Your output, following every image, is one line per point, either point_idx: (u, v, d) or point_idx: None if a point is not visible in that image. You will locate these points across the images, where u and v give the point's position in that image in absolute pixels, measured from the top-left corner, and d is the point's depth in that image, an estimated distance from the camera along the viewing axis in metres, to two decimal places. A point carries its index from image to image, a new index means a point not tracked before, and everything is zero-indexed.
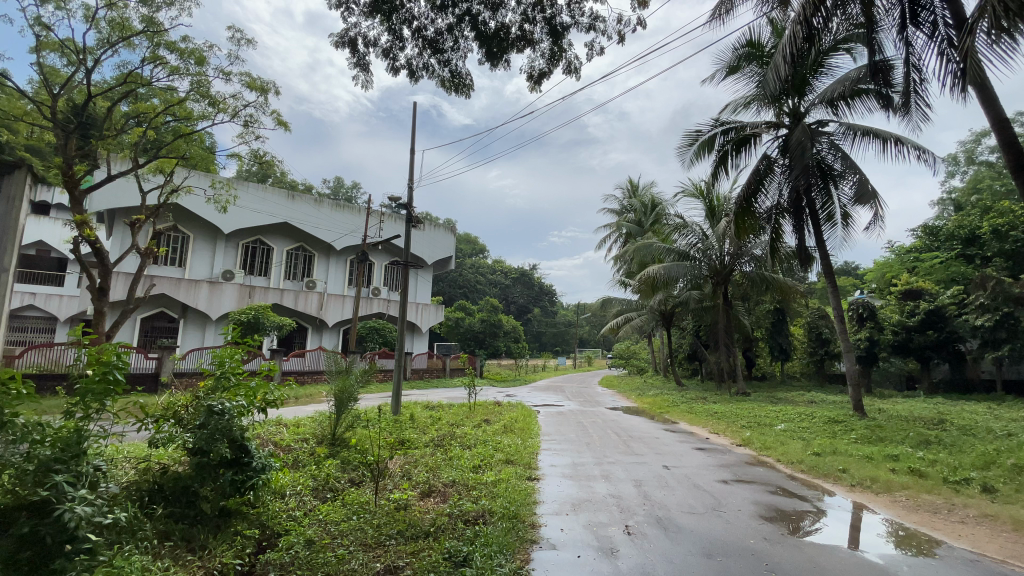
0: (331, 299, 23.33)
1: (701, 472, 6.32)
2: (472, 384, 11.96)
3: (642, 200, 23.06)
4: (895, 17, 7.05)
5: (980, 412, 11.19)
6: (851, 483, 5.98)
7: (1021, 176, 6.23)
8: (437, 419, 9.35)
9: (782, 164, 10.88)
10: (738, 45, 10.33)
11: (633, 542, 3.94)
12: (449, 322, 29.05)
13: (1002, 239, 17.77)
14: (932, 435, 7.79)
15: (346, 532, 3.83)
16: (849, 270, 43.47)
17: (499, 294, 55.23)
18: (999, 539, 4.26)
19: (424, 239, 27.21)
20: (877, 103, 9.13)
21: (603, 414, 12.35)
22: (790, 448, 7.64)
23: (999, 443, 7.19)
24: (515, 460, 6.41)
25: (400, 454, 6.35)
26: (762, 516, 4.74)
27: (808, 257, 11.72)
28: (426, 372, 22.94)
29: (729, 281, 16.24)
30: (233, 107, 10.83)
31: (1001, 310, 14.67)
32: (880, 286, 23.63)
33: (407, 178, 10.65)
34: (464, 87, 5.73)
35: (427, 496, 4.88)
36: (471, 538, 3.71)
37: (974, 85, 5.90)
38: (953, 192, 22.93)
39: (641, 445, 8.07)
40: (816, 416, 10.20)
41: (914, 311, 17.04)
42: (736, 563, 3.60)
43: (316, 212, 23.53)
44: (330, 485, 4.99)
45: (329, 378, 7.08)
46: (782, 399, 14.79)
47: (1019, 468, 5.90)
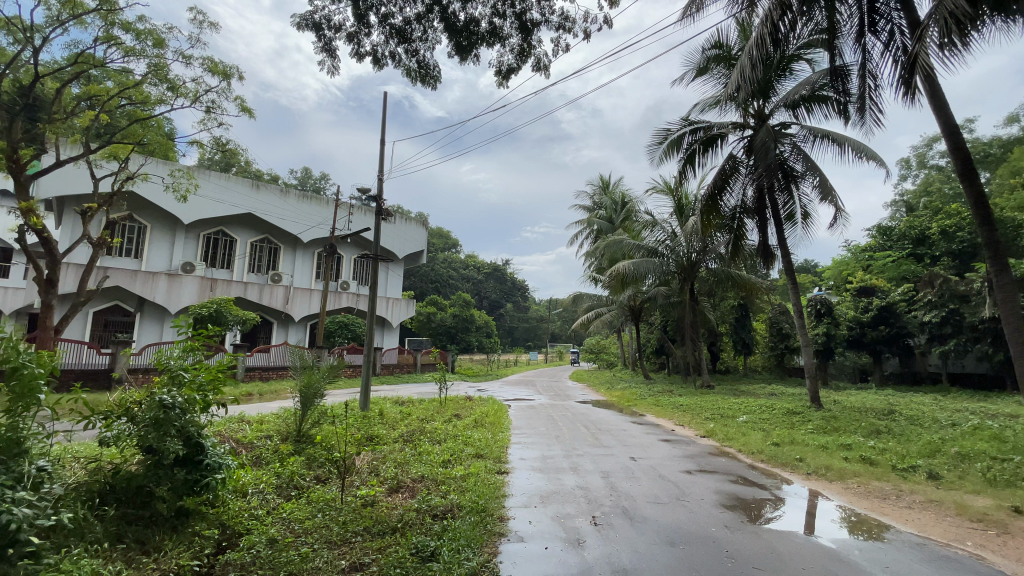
0: (298, 293, 22.71)
1: (666, 464, 6.47)
2: (443, 379, 11.86)
3: (612, 196, 23.33)
4: (855, 24, 7.34)
5: (925, 403, 11.85)
6: (807, 471, 6.24)
7: (966, 177, 6.63)
8: (406, 415, 9.23)
9: (747, 164, 11.15)
10: (707, 46, 10.52)
11: (600, 532, 4.00)
12: (421, 316, 28.81)
13: (949, 239, 18.80)
14: (882, 425, 8.21)
15: (311, 530, 3.77)
16: (808, 268, 45.28)
17: (472, 289, 54.99)
18: (944, 523, 4.51)
19: (394, 232, 26.78)
20: (835, 109, 9.51)
21: (573, 408, 12.50)
22: (751, 438, 7.92)
23: (943, 432, 7.64)
24: (485, 454, 6.40)
25: (368, 450, 6.26)
26: (723, 504, 4.90)
27: (770, 255, 12.12)
28: (396, 368, 22.68)
29: (695, 277, 16.63)
30: (193, 92, 10.36)
31: (947, 306, 15.54)
32: (837, 283, 24.67)
33: (377, 170, 10.45)
34: (431, 78, 5.66)
35: (395, 492, 4.83)
36: (439, 533, 3.69)
37: (927, 91, 6.22)
38: (904, 195, 24.13)
39: (609, 437, 8.20)
40: (775, 408, 10.58)
41: (867, 308, 17.80)
42: (698, 551, 3.71)
43: (282, 203, 22.86)
44: (295, 482, 4.89)
45: (294, 374, 6.90)
46: (745, 392, 15.28)
47: (961, 456, 6.29)
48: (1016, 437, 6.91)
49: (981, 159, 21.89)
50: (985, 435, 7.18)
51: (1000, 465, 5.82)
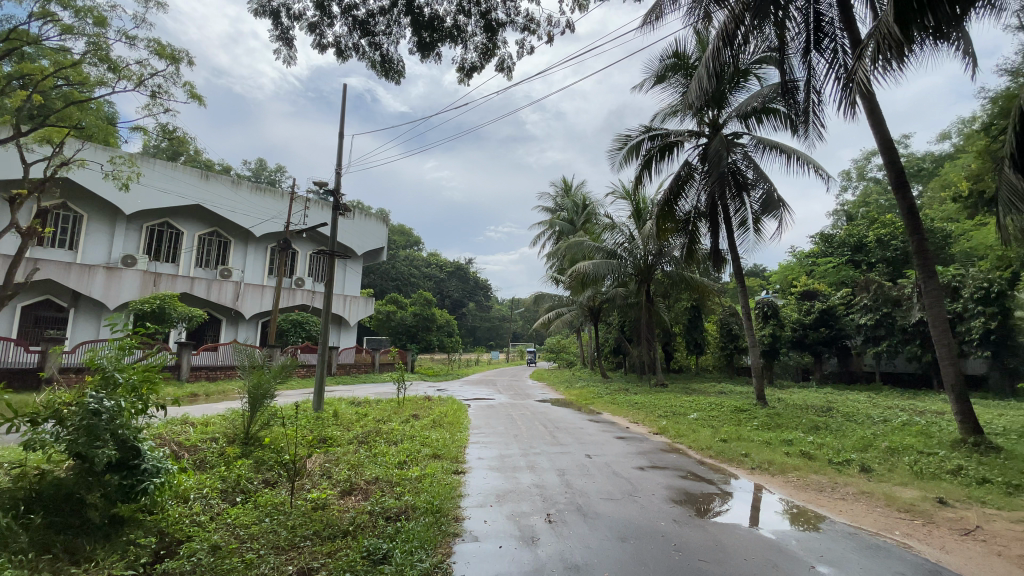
0: (248, 289, 21.84)
1: (620, 460, 6.63)
2: (400, 379, 11.69)
3: (574, 199, 23.71)
4: (802, 41, 7.75)
5: (860, 400, 12.63)
6: (751, 466, 6.53)
7: (900, 190, 7.11)
8: (362, 416, 9.04)
9: (701, 171, 11.55)
10: (665, 56, 10.84)
11: (554, 529, 4.05)
12: (380, 315, 28.30)
13: (884, 247, 20.14)
14: (822, 421, 8.68)
15: (257, 535, 3.64)
16: (756, 272, 47.44)
17: (434, 288, 54.47)
18: (874, 513, 4.82)
19: (353, 228, 26.15)
20: (783, 121, 9.99)
21: (532, 406, 12.62)
22: (700, 435, 8.23)
23: (875, 428, 8.16)
24: (443, 455, 6.36)
25: (320, 452, 6.08)
26: (673, 499, 5.06)
27: (721, 258, 12.61)
28: (353, 368, 22.17)
29: (651, 280, 17.10)
30: (137, 75, 9.74)
31: (881, 310, 16.62)
32: (783, 287, 25.97)
33: (336, 163, 10.18)
34: (395, 73, 5.57)
35: (348, 494, 4.73)
36: (392, 535, 3.64)
37: (867, 107, 6.63)
38: (845, 205, 25.65)
39: (565, 435, 8.32)
40: (723, 405, 11.02)
41: (810, 310, 18.83)
42: (647, 545, 3.81)
43: (233, 195, 21.90)
44: (242, 486, 4.71)
45: (242, 374, 6.63)
46: (697, 390, 15.81)
47: (890, 450, 6.74)
48: (940, 432, 7.46)
49: (914, 174, 23.58)
50: (913, 431, 7.72)
51: (925, 458, 6.27)
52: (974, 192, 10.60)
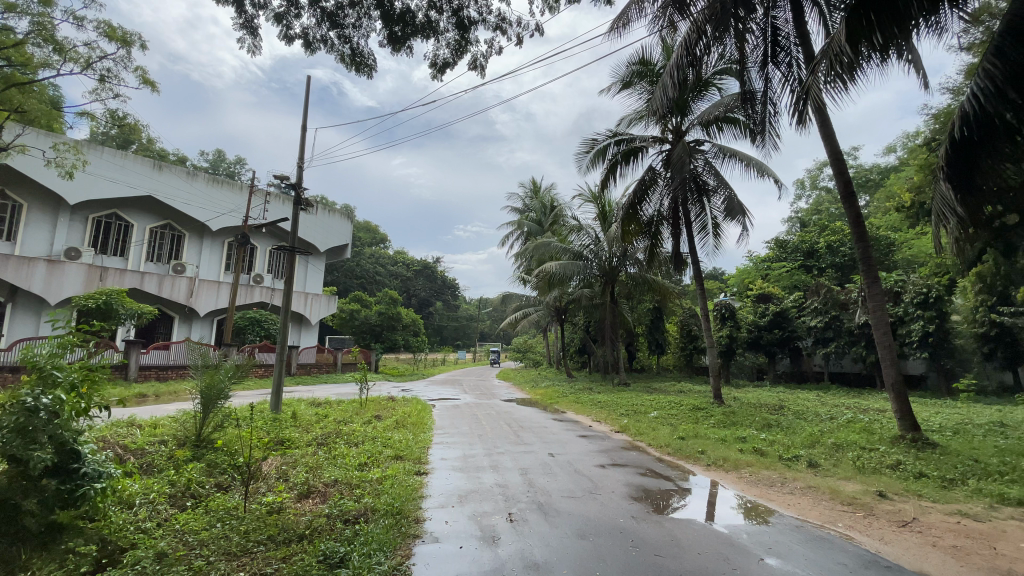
0: (203, 286, 20.99)
1: (582, 459, 6.73)
2: (363, 379, 11.48)
3: (542, 200, 23.92)
4: (760, 54, 8.07)
5: (809, 399, 13.24)
6: (707, 463, 6.75)
7: (847, 200, 7.49)
8: (322, 417, 8.81)
9: (665, 176, 11.84)
10: (631, 62, 11.07)
11: (515, 529, 4.07)
12: (343, 313, 27.69)
13: (834, 253, 21.19)
14: (773, 419, 9.06)
15: (207, 541, 3.50)
16: (717, 275, 49.10)
17: (401, 287, 53.81)
18: (820, 507, 5.07)
19: (316, 223, 25.50)
20: (742, 130, 10.37)
21: (496, 406, 12.66)
22: (660, 433, 8.44)
23: (822, 425, 8.58)
24: (405, 456, 6.28)
25: (277, 455, 5.91)
26: (632, 496, 5.17)
27: (683, 262, 12.96)
28: (314, 368, 21.62)
29: (616, 281, 17.43)
30: (85, 58, 9.21)
31: (830, 312, 17.47)
32: (740, 290, 26.94)
33: (299, 156, 9.92)
34: (366, 67, 5.47)
35: (305, 497, 4.62)
36: (349, 538, 3.58)
37: (819, 120, 6.98)
38: (798, 213, 26.84)
39: (530, 434, 8.38)
40: (682, 404, 11.35)
41: (764, 312, 19.59)
42: (605, 541, 3.88)
43: (188, 187, 20.98)
44: (192, 491, 4.53)
45: (194, 374, 6.34)
46: (657, 389, 16.15)
47: (836, 446, 7.10)
48: (881, 429, 7.91)
49: (861, 184, 24.88)
50: (856, 428, 8.16)
51: (866, 454, 6.64)
52: (916, 203, 11.29)
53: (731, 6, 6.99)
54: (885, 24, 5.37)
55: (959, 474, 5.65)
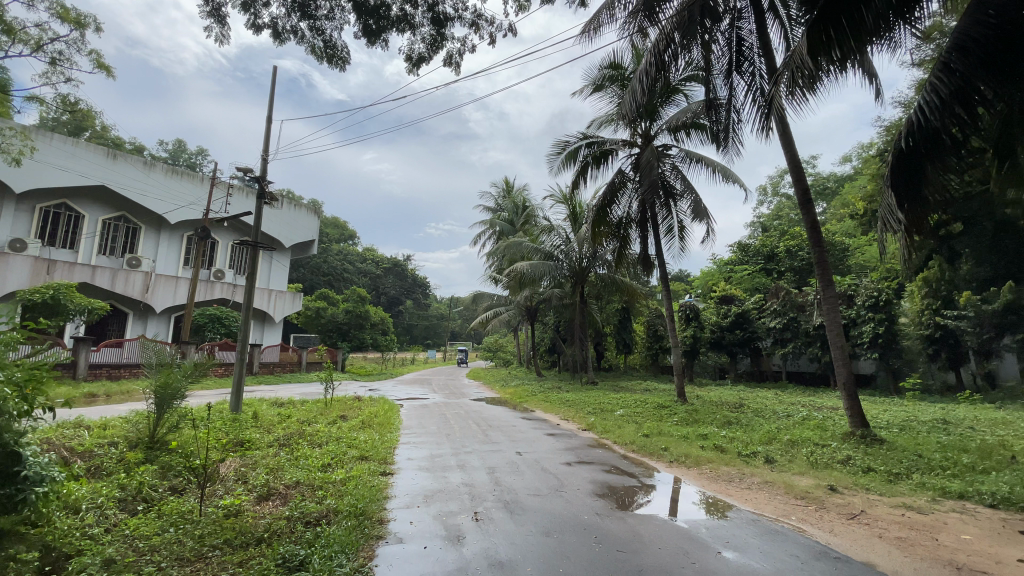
0: (160, 281, 20.12)
1: (549, 457, 6.77)
2: (329, 378, 11.25)
3: (514, 200, 23.99)
4: (726, 63, 8.32)
5: (768, 397, 13.72)
6: (670, 459, 6.92)
7: (805, 206, 7.79)
8: (285, 417, 8.58)
9: (634, 179, 12.05)
10: (602, 66, 11.21)
11: (480, 527, 4.08)
12: (309, 311, 27.05)
13: (792, 257, 22.02)
14: (733, 416, 9.36)
15: (158, 546, 3.36)
16: (683, 277, 50.40)
17: (370, 284, 52.97)
18: (775, 501, 5.26)
19: (282, 218, 24.82)
20: (708, 136, 10.66)
21: (465, 405, 12.62)
22: (625, 430, 8.60)
23: (778, 423, 8.91)
24: (370, 456, 6.20)
25: (235, 457, 5.73)
26: (597, 493, 5.26)
27: (651, 263, 13.22)
28: (277, 367, 21.05)
29: (586, 282, 17.65)
30: (34, 39, 8.71)
31: (788, 314, 18.13)
32: (705, 291, 27.71)
33: (263, 148, 9.64)
34: (339, 59, 5.37)
35: (265, 500, 4.50)
36: (311, 541, 3.51)
37: (779, 129, 7.26)
38: (760, 218, 27.79)
39: (497, 433, 8.39)
40: (647, 402, 11.60)
41: (727, 314, 20.19)
42: (570, 538, 3.93)
43: (145, 177, 20.06)
44: (143, 494, 4.34)
45: (148, 373, 6.05)
46: (624, 388, 16.43)
47: (791, 442, 7.39)
48: (833, 426, 8.28)
49: (819, 192, 25.93)
50: (810, 425, 8.50)
51: (819, 450, 6.94)
52: (868, 211, 11.87)
53: (699, 16, 7.18)
54: (843, 39, 5.60)
55: (904, 469, 5.97)
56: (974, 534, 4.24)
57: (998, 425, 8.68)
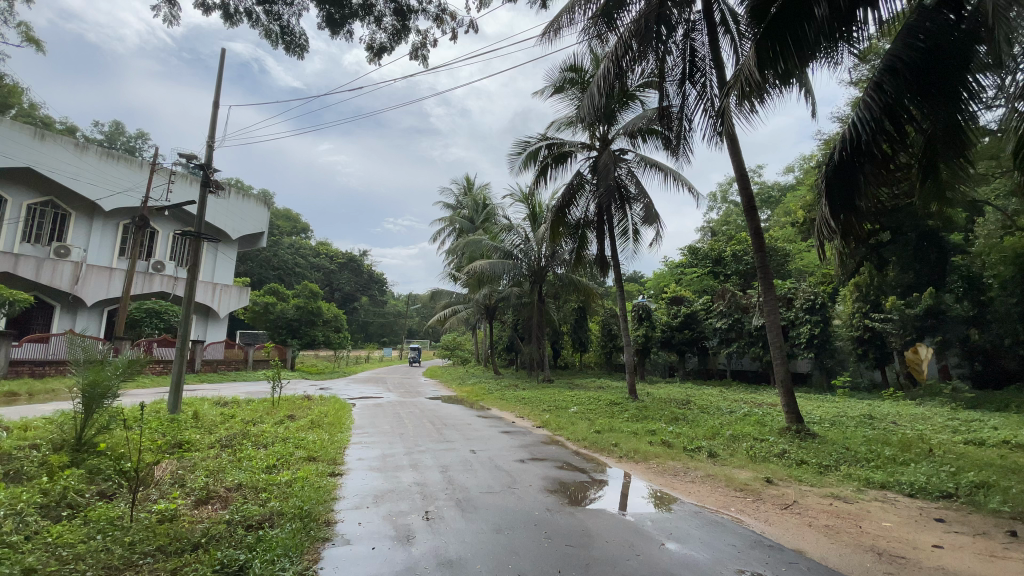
0: (93, 272, 18.82)
1: (502, 454, 6.81)
2: (277, 377, 10.86)
3: (474, 197, 23.94)
4: (679, 74, 8.63)
5: (714, 394, 14.34)
6: (620, 455, 7.13)
7: (750, 214, 8.18)
8: (228, 417, 8.22)
9: (592, 181, 12.29)
10: (563, 68, 11.36)
11: (431, 526, 4.06)
12: (257, 307, 25.98)
13: (738, 261, 23.12)
14: (680, 413, 9.72)
15: (83, 555, 3.15)
16: (636, 279, 51.89)
17: (322, 280, 51.49)
18: (716, 493, 5.52)
19: (229, 209, 23.69)
20: (662, 143, 11.01)
21: (421, 404, 12.51)
22: (578, 427, 8.78)
23: (722, 418, 9.34)
24: (318, 457, 6.04)
25: (171, 459, 5.42)
26: (548, 489, 5.34)
27: (606, 264, 13.50)
28: (221, 364, 20.08)
29: (544, 281, 17.85)
30: None
31: (733, 314, 18.98)
32: (657, 292, 28.62)
33: (209, 134, 9.18)
34: (296, 47, 5.21)
35: (204, 504, 4.30)
36: (251, 545, 3.39)
37: (728, 139, 7.60)
38: (710, 222, 28.95)
39: (452, 431, 8.37)
40: (600, 399, 11.88)
41: (677, 314, 20.95)
42: (519, 534, 3.98)
43: (77, 160, 18.68)
44: (68, 500, 4.05)
45: (76, 371, 5.65)
46: (579, 386, 16.76)
47: (732, 437, 7.76)
48: (771, 421, 8.75)
49: (764, 200, 27.31)
50: (751, 420, 8.96)
51: (757, 444, 7.33)
52: (808, 219, 12.62)
53: (654, 26, 7.40)
54: (788, 56, 5.90)
55: (833, 461, 6.41)
56: (893, 521, 4.60)
57: (916, 420, 9.43)
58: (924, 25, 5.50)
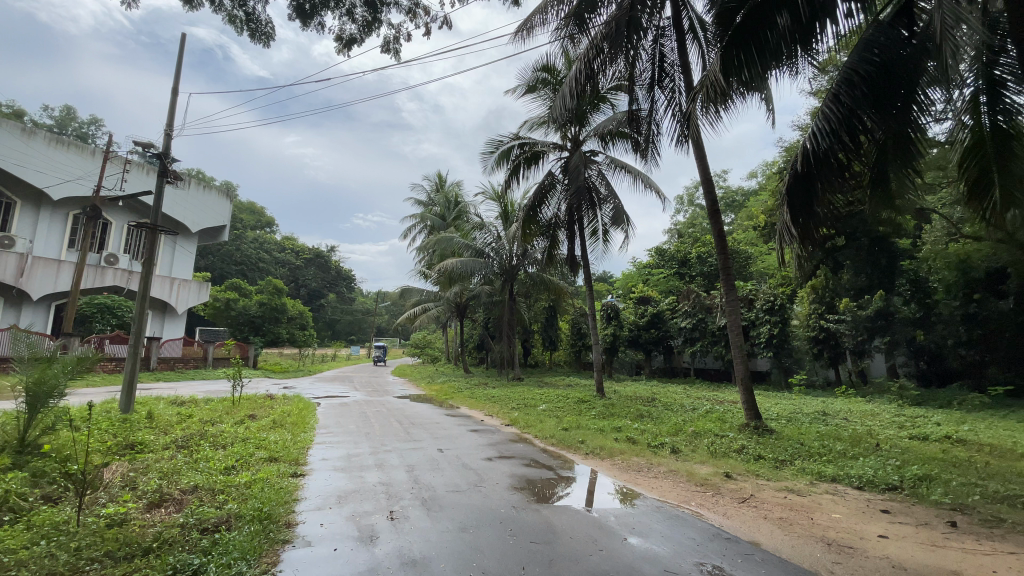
0: (39, 264, 17.80)
1: (470, 453, 6.80)
2: (238, 375, 10.53)
3: (446, 194, 23.81)
4: (649, 78, 8.80)
5: (678, 392, 14.69)
6: (586, 451, 7.23)
7: (715, 217, 8.40)
8: (185, 417, 7.92)
9: (563, 181, 12.39)
10: (536, 68, 11.41)
11: (396, 526, 4.03)
12: (218, 303, 25.09)
13: (703, 262, 23.76)
14: (645, 410, 9.91)
15: (24, 562, 2.98)
16: (605, 279, 52.73)
17: (287, 276, 50.19)
18: (678, 488, 5.67)
19: (189, 201, 22.79)
20: (631, 145, 11.19)
21: (388, 403, 12.34)
22: (546, 425, 8.84)
23: (685, 415, 9.58)
24: (280, 457, 5.89)
25: (121, 461, 5.18)
26: (515, 486, 5.37)
27: (576, 264, 13.62)
28: (178, 362, 19.31)
29: (515, 280, 17.90)
30: None
31: (697, 314, 19.48)
32: (624, 292, 29.14)
33: (166, 122, 8.81)
34: (261, 34, 5.06)
35: (156, 507, 4.13)
36: (206, 548, 3.28)
37: (694, 143, 7.80)
38: (677, 224, 29.64)
39: (419, 430, 8.31)
40: (568, 397, 11.99)
41: (644, 313, 21.36)
42: (484, 533, 3.98)
43: (24, 146, 17.64)
44: (9, 504, 3.83)
45: (18, 369, 5.34)
46: (548, 384, 16.94)
47: (694, 434, 7.98)
48: (731, 418, 9.04)
49: (728, 205, 28.15)
50: (713, 417, 9.23)
51: (718, 440, 7.56)
52: (769, 223, 13.09)
53: (625, 30, 7.53)
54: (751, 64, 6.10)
55: (788, 456, 6.68)
56: (842, 512, 4.83)
57: (866, 416, 9.91)
58: (878, 40, 5.75)
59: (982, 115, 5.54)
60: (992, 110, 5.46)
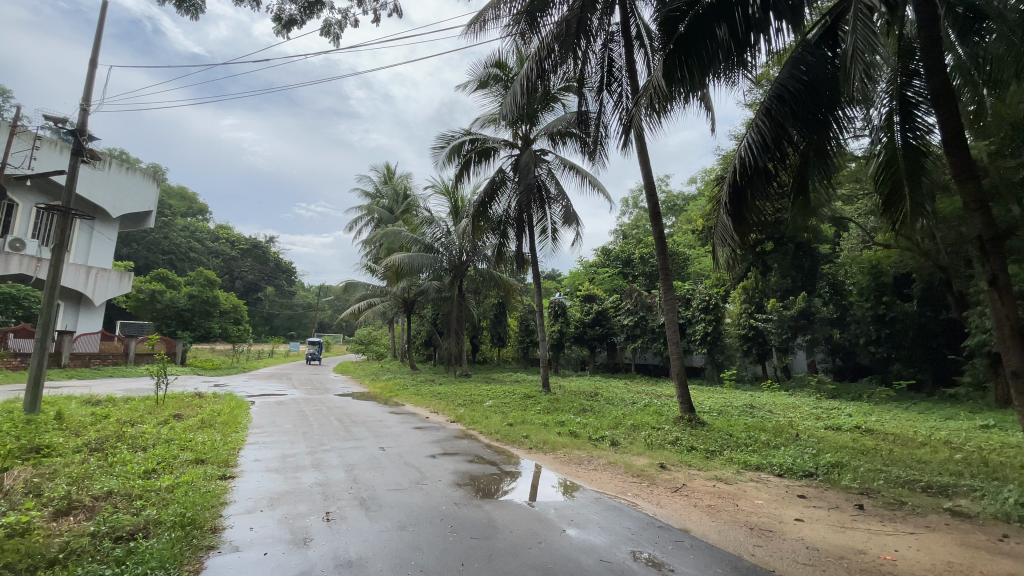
0: None
1: (413, 450, 6.71)
2: (162, 373, 9.85)
3: (395, 186, 23.32)
4: (597, 81, 9.02)
5: (620, 386, 15.19)
6: (529, 446, 7.34)
7: (656, 219, 8.71)
8: (101, 418, 7.32)
9: (513, 179, 12.44)
10: (488, 64, 11.40)
11: (331, 528, 3.92)
12: (141, 295, 23.30)
13: (645, 263, 24.65)
14: (588, 404, 10.18)
15: None
16: (553, 278, 53.59)
17: (221, 267, 47.47)
18: (616, 479, 5.88)
19: (110, 183, 21.02)
20: (580, 146, 11.41)
21: (329, 400, 11.98)
22: (491, 420, 8.89)
23: (625, 409, 9.94)
24: (208, 459, 5.57)
25: (23, 465, 4.71)
26: (457, 482, 5.37)
27: (524, 262, 13.70)
28: (95, 359, 17.74)
29: (464, 276, 17.82)
30: None
31: (639, 312, 20.20)
32: (571, 290, 29.73)
33: (82, 95, 8.09)
34: (191, 5, 4.74)
35: (63, 516, 3.80)
36: (121, 558, 3.06)
37: (638, 145, 8.09)
38: (622, 225, 30.52)
39: (361, 428, 8.12)
40: (514, 393, 12.10)
41: (589, 311, 21.86)
42: (424, 530, 3.96)
43: None
44: None
45: None
46: (495, 379, 17.09)
47: (632, 427, 8.30)
48: (668, 411, 9.46)
49: (669, 208, 29.30)
50: (651, 411, 9.62)
51: (655, 432, 7.90)
52: (706, 227, 13.76)
53: (575, 33, 7.69)
54: (691, 74, 6.38)
55: (717, 446, 7.09)
56: (764, 498, 5.19)
57: (788, 408, 10.67)
58: (806, 59, 6.21)
59: (895, 132, 6.07)
60: (904, 128, 6.00)
